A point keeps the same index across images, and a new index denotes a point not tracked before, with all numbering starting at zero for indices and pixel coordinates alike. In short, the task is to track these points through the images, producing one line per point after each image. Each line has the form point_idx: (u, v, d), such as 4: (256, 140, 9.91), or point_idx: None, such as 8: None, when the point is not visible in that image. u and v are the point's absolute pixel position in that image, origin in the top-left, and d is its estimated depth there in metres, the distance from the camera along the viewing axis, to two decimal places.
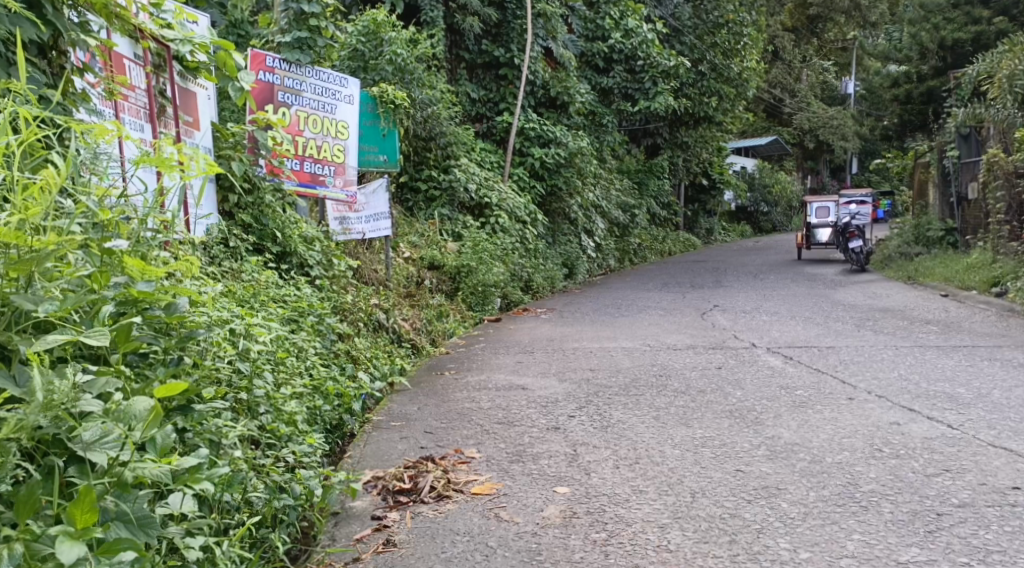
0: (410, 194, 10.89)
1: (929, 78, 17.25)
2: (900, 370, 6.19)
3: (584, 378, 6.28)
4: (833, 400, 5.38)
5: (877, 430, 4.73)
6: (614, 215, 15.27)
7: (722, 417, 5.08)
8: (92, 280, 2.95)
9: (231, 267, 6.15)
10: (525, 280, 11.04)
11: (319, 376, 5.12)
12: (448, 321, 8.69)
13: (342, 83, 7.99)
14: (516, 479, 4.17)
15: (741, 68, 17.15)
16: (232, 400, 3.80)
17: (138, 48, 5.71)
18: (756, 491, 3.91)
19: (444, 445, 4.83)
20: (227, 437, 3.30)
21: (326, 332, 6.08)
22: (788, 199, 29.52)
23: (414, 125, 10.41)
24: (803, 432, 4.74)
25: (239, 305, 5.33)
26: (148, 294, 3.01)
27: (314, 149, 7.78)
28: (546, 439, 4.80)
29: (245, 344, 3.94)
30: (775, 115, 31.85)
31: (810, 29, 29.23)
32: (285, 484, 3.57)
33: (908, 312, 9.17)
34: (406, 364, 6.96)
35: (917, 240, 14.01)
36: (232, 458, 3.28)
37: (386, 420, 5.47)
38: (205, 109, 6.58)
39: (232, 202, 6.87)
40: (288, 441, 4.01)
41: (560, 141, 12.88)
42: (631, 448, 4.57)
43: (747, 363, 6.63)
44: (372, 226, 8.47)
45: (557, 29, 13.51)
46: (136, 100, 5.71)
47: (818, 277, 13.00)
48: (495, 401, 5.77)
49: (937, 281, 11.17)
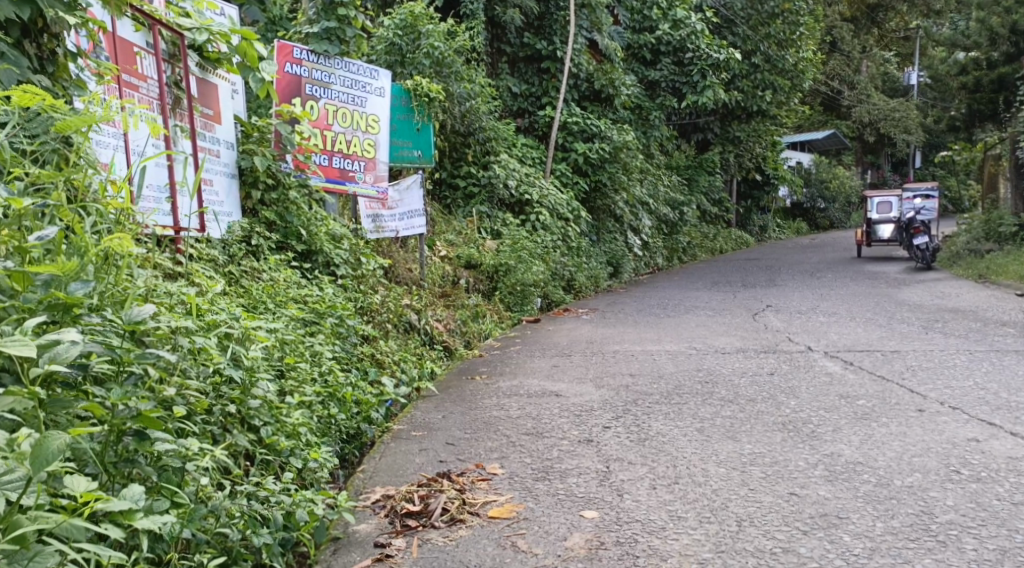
0: (448, 191, 10.48)
1: (1001, 64, 15.77)
2: (976, 379, 5.63)
3: (623, 384, 5.81)
4: (900, 412, 4.87)
5: (952, 448, 4.21)
6: (662, 212, 14.72)
7: (774, 430, 4.60)
8: (13, 281, 2.71)
9: (248, 267, 5.79)
10: (568, 280, 10.59)
11: (335, 382, 4.73)
12: (485, 322, 8.26)
13: (373, 75, 7.61)
14: (540, 500, 3.73)
15: (796, 59, 16.59)
16: (221, 413, 3.41)
17: (149, 36, 5.25)
18: (813, 521, 3.43)
19: (465, 459, 4.41)
20: (196, 463, 2.99)
21: (348, 334, 5.66)
22: (845, 195, 28.60)
23: (452, 120, 10.00)
24: (867, 449, 4.24)
25: (248, 307, 4.97)
26: (77, 298, 2.74)
27: (344, 144, 7.36)
28: (577, 453, 4.37)
29: (238, 349, 3.56)
30: (831, 108, 30.93)
31: (870, 19, 28.29)
32: (267, 516, 3.18)
33: (981, 313, 8.56)
34: (437, 367, 6.56)
35: (987, 237, 13.33)
36: (198, 487, 2.99)
37: (407, 429, 5.05)
38: (228, 104, 6.22)
39: (255, 198, 6.44)
40: (290, 456, 3.62)
41: (605, 135, 12.42)
42: (671, 465, 4.12)
43: (803, 369, 6.12)
44: (407, 224, 7.98)
45: (602, 20, 12.95)
46: (148, 90, 5.22)
47: (880, 275, 12.33)
48: (526, 409, 5.34)
49: (1011, 280, 10.51)
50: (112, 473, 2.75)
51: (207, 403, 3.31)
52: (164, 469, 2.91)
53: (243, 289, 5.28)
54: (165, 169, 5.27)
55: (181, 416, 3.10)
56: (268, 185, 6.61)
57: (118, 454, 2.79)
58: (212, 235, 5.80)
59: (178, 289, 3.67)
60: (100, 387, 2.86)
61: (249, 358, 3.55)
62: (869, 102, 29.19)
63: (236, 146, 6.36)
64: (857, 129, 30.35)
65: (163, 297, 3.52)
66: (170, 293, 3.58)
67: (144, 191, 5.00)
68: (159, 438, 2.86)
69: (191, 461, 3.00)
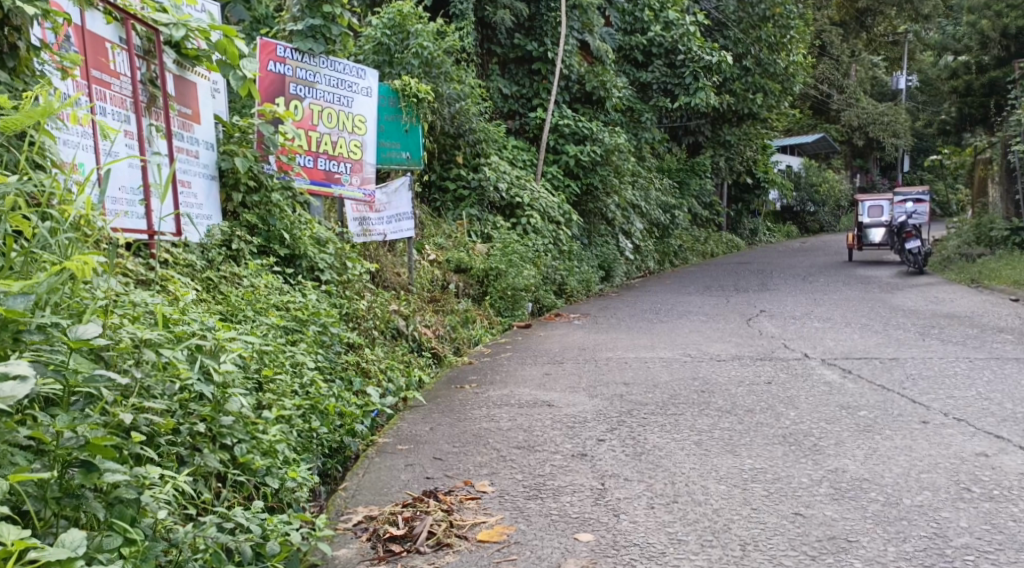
0: (438, 194, 10.28)
1: (991, 68, 15.30)
2: (979, 388, 5.46)
3: (617, 394, 5.63)
4: (904, 424, 4.69)
5: (961, 464, 4.04)
6: (654, 216, 14.54)
7: (775, 444, 4.42)
8: None
9: (227, 272, 5.59)
10: (559, 284, 10.40)
11: (317, 394, 4.53)
12: (475, 328, 8.08)
13: (359, 74, 7.38)
14: (533, 522, 3.55)
15: (787, 63, 16.43)
16: (188, 432, 3.23)
17: (123, 30, 5.01)
18: (821, 545, 3.26)
19: (453, 476, 4.21)
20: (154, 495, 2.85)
21: (331, 343, 5.45)
22: (836, 198, 28.47)
23: (442, 121, 9.80)
24: (872, 465, 4.05)
25: (224, 316, 4.77)
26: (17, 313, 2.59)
27: (330, 145, 7.12)
28: (570, 468, 4.18)
29: (209, 363, 3.33)
30: (822, 111, 30.83)
31: (860, 22, 28.18)
32: (233, 548, 3.02)
33: (977, 319, 8.41)
34: (425, 376, 6.35)
35: (978, 241, 13.24)
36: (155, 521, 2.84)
37: (392, 443, 4.84)
38: (207, 103, 6.03)
39: (236, 201, 6.23)
40: (266, 475, 3.45)
41: (596, 137, 12.23)
42: (670, 482, 3.93)
43: (801, 377, 5.94)
44: (394, 228, 7.77)
45: (593, 21, 12.78)
46: (121, 87, 4.99)
47: (873, 280, 12.18)
48: (517, 421, 5.14)
49: (1005, 285, 10.41)
50: (56, 508, 2.65)
51: (172, 423, 3.14)
52: (113, 506, 2.75)
53: (221, 297, 5.08)
54: (138, 171, 5.07)
55: (138, 441, 2.94)
56: (250, 187, 6.39)
57: (62, 488, 2.67)
58: (188, 238, 5.61)
59: (143, 299, 3.46)
60: (46, 413, 2.73)
61: (221, 373, 3.33)
62: (859, 105, 29.10)
63: (216, 146, 6.16)
64: (848, 132, 30.28)
65: (127, 308, 3.34)
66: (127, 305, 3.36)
67: (114, 194, 4.81)
68: (109, 469, 2.71)
69: (148, 491, 2.86)
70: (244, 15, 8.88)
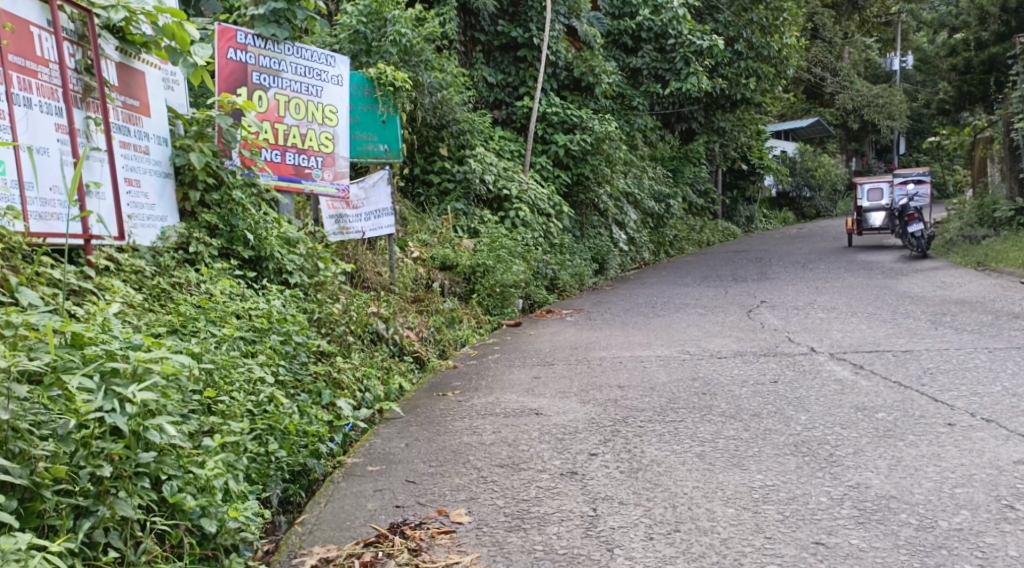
0: (422, 188, 9.77)
1: (992, 44, 14.67)
2: (1004, 383, 4.98)
3: (612, 399, 5.14)
4: (929, 428, 4.22)
5: (1000, 475, 3.57)
6: (647, 205, 14.03)
7: (787, 455, 3.94)
8: None
9: (182, 279, 5.10)
10: (550, 278, 9.93)
11: (277, 411, 4.04)
12: (461, 328, 7.60)
13: (329, 61, 6.83)
14: (514, 561, 3.23)
15: (781, 46, 15.90)
16: (93, 476, 2.99)
17: (47, 11, 4.57)
18: None
19: (426, 503, 3.74)
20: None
21: (297, 353, 4.89)
22: (833, 182, 27.94)
23: (423, 113, 9.29)
24: (899, 478, 3.58)
25: (172, 327, 4.35)
26: None
27: (298, 138, 6.59)
28: (559, 491, 3.71)
29: (117, 390, 3.08)
30: (816, 94, 30.31)
31: (852, 3, 27.30)
32: None
33: (989, 304, 7.95)
34: (406, 383, 5.86)
35: (981, 222, 12.79)
36: None
37: (363, 464, 4.34)
38: (158, 94, 5.56)
39: (194, 199, 5.69)
40: (201, 516, 3.17)
41: (586, 125, 11.70)
42: (670, 505, 3.50)
43: (809, 375, 5.47)
44: (373, 224, 7.29)
45: (580, 5, 12.27)
46: (49, 76, 4.54)
47: (876, 265, 11.70)
48: (502, 433, 4.66)
49: (1014, 268, 9.93)
50: None
51: (64, 471, 2.93)
52: None
53: (168, 307, 4.59)
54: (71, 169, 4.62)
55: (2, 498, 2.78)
56: (210, 185, 5.83)
57: None
58: (135, 241, 5.16)
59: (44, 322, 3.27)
60: None
61: (136, 403, 3.06)
62: (854, 88, 28.55)
63: (170, 142, 5.66)
64: (842, 115, 29.81)
65: (22, 339, 3.20)
66: (19, 327, 3.24)
67: (41, 199, 4.41)
68: None
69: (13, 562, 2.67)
70: (218, 8, 8.35)
